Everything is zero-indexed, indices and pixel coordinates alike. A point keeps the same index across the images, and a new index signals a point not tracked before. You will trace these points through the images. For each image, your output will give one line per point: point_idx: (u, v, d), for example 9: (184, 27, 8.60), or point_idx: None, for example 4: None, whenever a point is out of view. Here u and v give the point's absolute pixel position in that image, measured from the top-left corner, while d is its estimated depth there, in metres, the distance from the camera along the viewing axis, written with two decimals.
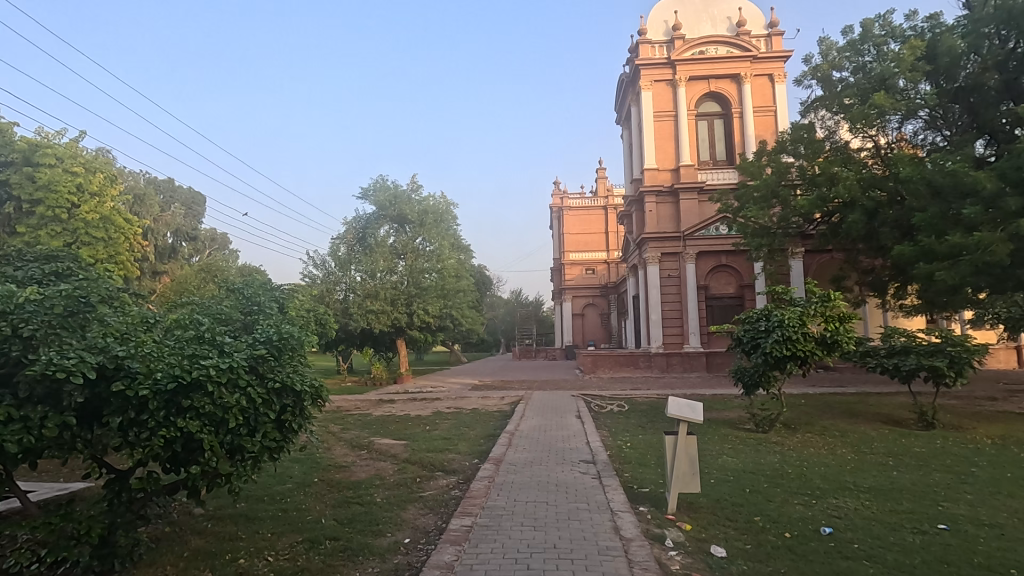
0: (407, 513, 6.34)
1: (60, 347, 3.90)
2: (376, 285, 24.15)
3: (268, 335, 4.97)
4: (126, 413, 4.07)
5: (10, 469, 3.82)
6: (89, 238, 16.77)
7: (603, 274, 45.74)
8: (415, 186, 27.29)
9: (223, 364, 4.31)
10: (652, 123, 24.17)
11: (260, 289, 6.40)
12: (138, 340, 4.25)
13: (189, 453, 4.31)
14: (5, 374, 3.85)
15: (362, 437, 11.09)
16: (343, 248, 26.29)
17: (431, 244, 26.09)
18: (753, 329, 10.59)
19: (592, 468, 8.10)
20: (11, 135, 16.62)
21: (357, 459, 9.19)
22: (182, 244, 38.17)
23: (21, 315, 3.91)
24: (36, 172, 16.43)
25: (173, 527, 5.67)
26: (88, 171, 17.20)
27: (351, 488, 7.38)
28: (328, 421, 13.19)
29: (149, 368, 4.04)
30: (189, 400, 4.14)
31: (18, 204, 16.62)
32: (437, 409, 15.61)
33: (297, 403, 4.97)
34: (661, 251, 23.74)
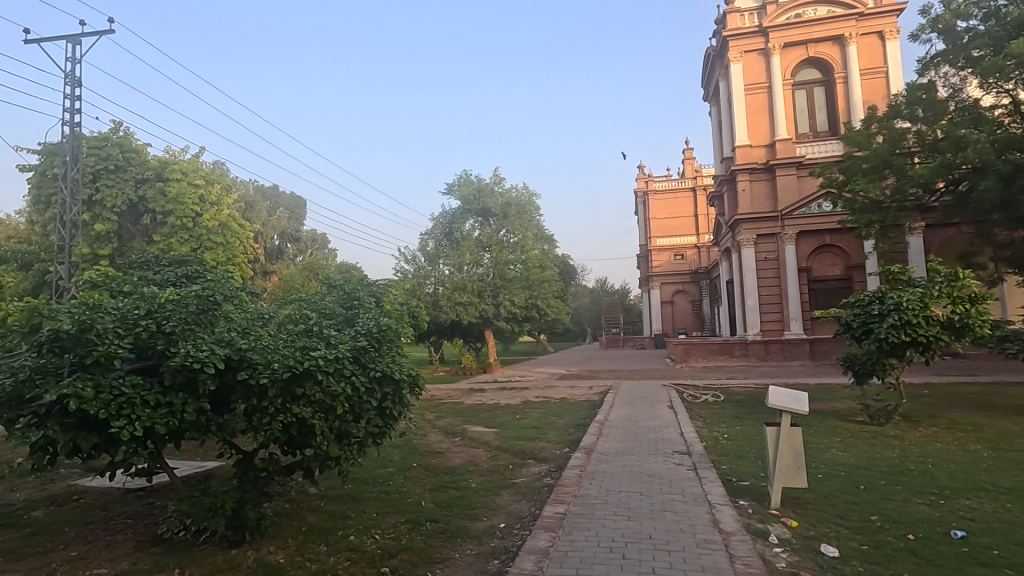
0: (501, 499, 6.51)
1: (195, 341, 4.39)
2: (463, 277, 24.85)
3: (369, 327, 5.29)
4: (250, 400, 4.52)
5: (158, 447, 4.37)
6: (212, 244, 18.77)
7: (693, 260, 44.02)
8: (497, 179, 27.60)
9: (330, 356, 4.63)
10: (743, 97, 22.80)
11: (359, 285, 6.81)
12: (257, 334, 4.69)
13: (304, 437, 4.73)
14: (152, 364, 4.40)
15: (455, 425, 11.51)
16: (431, 243, 27.25)
17: (515, 235, 26.24)
18: (865, 313, 9.69)
19: (687, 459, 7.85)
20: (146, 154, 18.55)
21: (451, 446, 9.55)
22: (288, 245, 41.38)
23: (163, 313, 4.42)
24: (165, 186, 18.26)
25: (291, 505, 6.19)
26: (207, 183, 19.11)
27: (447, 474, 7.69)
28: (423, 409, 13.79)
29: (268, 359, 4.44)
30: (302, 388, 4.52)
31: (153, 216, 18.55)
32: (526, 398, 15.81)
33: (396, 391, 5.27)
34: (756, 232, 22.39)
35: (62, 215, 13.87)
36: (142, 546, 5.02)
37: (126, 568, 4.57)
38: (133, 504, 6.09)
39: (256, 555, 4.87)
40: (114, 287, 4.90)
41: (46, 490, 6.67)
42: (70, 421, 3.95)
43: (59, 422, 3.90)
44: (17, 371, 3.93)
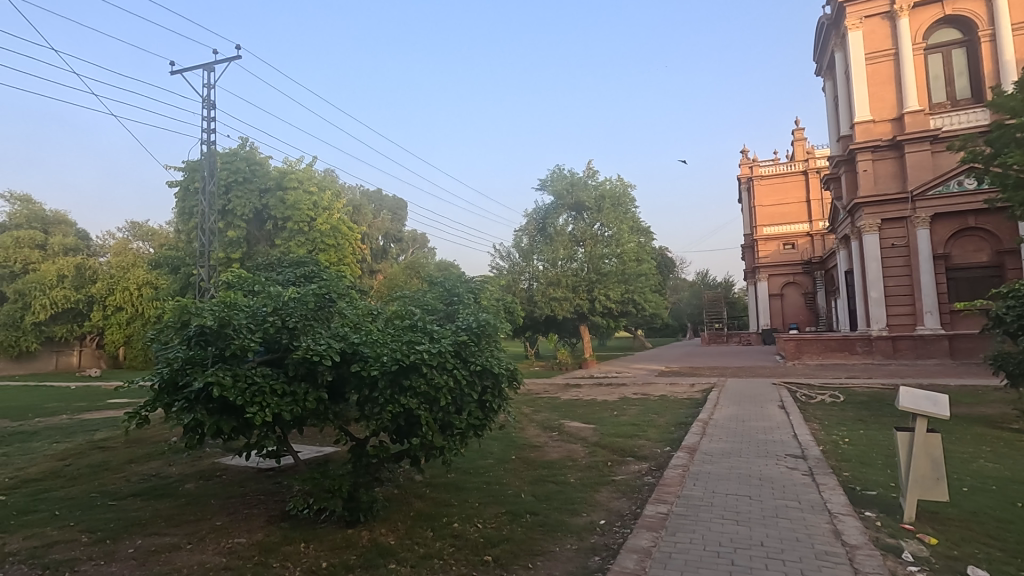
0: (601, 496, 6.45)
1: (315, 336, 4.77)
2: (557, 273, 24.87)
3: (468, 323, 5.46)
4: (362, 391, 4.83)
5: (285, 432, 4.81)
6: (325, 245, 20.42)
7: (806, 249, 40.72)
8: (591, 172, 27.24)
9: (434, 350, 4.84)
10: (864, 68, 20.66)
11: (458, 281, 7.03)
12: (367, 329, 5.01)
13: (411, 426, 4.97)
14: (279, 356, 4.84)
15: (552, 419, 11.56)
16: (525, 239, 27.54)
17: (610, 229, 25.82)
18: (1021, 306, 8.44)
19: (803, 463, 7.29)
20: (268, 166, 20.38)
21: (549, 440, 9.61)
22: (391, 245, 43.79)
23: (286, 309, 4.84)
24: (284, 195, 19.97)
25: (400, 490, 6.55)
26: (319, 190, 20.75)
27: (545, 468, 7.74)
28: (520, 403, 13.98)
29: (377, 352, 4.72)
30: (408, 380, 4.76)
31: (275, 222, 20.39)
32: (623, 394, 15.53)
33: (495, 384, 5.41)
34: (880, 217, 20.25)
35: (202, 224, 15.62)
36: (273, 520, 5.56)
37: (260, 539, 5.09)
38: (265, 482, 6.77)
39: (370, 536, 5.21)
40: (246, 287, 5.44)
41: (195, 466, 7.60)
42: (214, 406, 4.45)
43: (206, 407, 4.41)
44: (172, 362, 4.50)
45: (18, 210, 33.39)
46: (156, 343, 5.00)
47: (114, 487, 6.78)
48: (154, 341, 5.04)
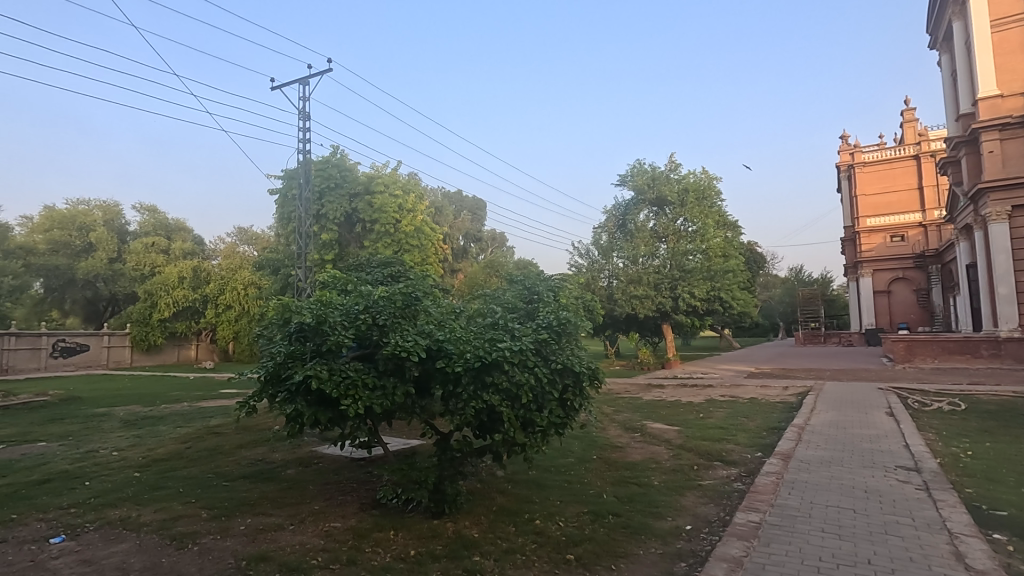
0: (687, 500, 6.23)
1: (402, 333, 4.97)
2: (638, 270, 24.28)
3: (549, 321, 5.46)
4: (446, 386, 4.98)
5: (376, 423, 5.06)
6: (410, 246, 21.32)
7: (917, 241, 37.01)
8: (673, 166, 26.35)
9: (516, 347, 4.90)
10: (989, 36, 18.46)
11: (538, 279, 7.07)
12: (451, 327, 5.15)
13: (493, 422, 5.06)
14: (370, 351, 5.09)
15: (634, 420, 11.31)
16: (605, 236, 27.13)
17: (694, 224, 24.86)
18: None
19: (917, 476, 6.64)
20: (357, 172, 21.50)
21: (631, 441, 9.41)
22: (471, 245, 44.76)
23: (376, 307, 5.08)
24: (372, 199, 20.98)
25: (483, 484, 6.67)
26: (404, 193, 21.65)
27: (628, 469, 7.59)
28: (601, 403, 13.79)
29: (461, 349, 4.85)
30: (490, 377, 4.85)
31: (363, 224, 21.48)
32: (710, 396, 14.89)
33: (576, 383, 5.39)
34: (1010, 203, 18.01)
35: (299, 228, 16.76)
36: (365, 507, 5.86)
37: (354, 524, 5.39)
38: (357, 471, 7.16)
39: (455, 528, 5.36)
40: (339, 287, 5.77)
41: (296, 453, 8.17)
42: (313, 398, 4.77)
43: (305, 398, 4.73)
44: (276, 356, 4.87)
45: (146, 219, 37.51)
46: (262, 339, 5.43)
47: (227, 469, 7.44)
48: (260, 336, 5.47)
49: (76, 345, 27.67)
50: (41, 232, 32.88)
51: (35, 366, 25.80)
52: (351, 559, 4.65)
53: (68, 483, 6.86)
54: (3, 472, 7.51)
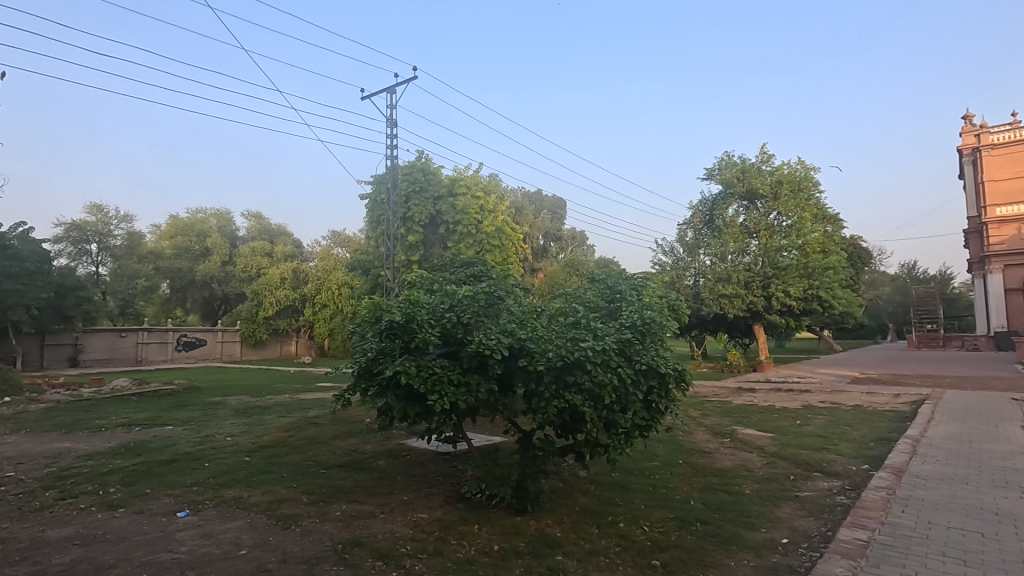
0: (782, 512, 5.85)
1: (486, 331, 5.07)
2: (727, 268, 23.15)
3: (633, 320, 5.35)
4: (529, 385, 5.02)
5: (460, 420, 5.20)
6: (490, 246, 21.78)
7: None
8: (765, 157, 24.87)
9: (599, 347, 4.84)
10: None
11: (620, 278, 6.93)
12: (533, 326, 5.18)
13: (576, 422, 5.05)
14: (454, 349, 5.23)
15: (723, 425, 10.79)
16: (690, 233, 26.11)
17: (789, 218, 23.35)
18: None
19: None
20: (440, 175, 22.18)
21: (720, 447, 8.99)
22: (551, 244, 44.78)
23: (461, 306, 5.21)
24: (455, 200, 21.57)
25: (565, 484, 6.65)
26: (484, 194, 22.11)
27: (717, 476, 7.26)
28: (687, 406, 13.29)
29: (543, 348, 4.86)
30: (572, 376, 4.83)
31: (446, 226, 22.12)
32: (807, 402, 13.90)
33: (662, 385, 5.24)
34: None
35: (388, 230, 17.53)
36: (450, 500, 6.04)
37: (440, 516, 5.57)
38: (443, 465, 7.37)
39: (537, 526, 5.38)
40: (425, 287, 5.97)
41: (386, 445, 8.57)
42: (401, 393, 4.98)
43: (395, 393, 4.95)
44: (368, 352, 5.13)
45: (253, 225, 40.86)
46: (355, 336, 5.74)
47: (324, 457, 7.95)
48: (353, 333, 5.78)
49: (195, 340, 30.71)
50: (167, 238, 36.81)
51: (162, 357, 28.93)
52: (437, 549, 4.81)
53: (190, 464, 7.64)
54: (138, 451, 8.49)
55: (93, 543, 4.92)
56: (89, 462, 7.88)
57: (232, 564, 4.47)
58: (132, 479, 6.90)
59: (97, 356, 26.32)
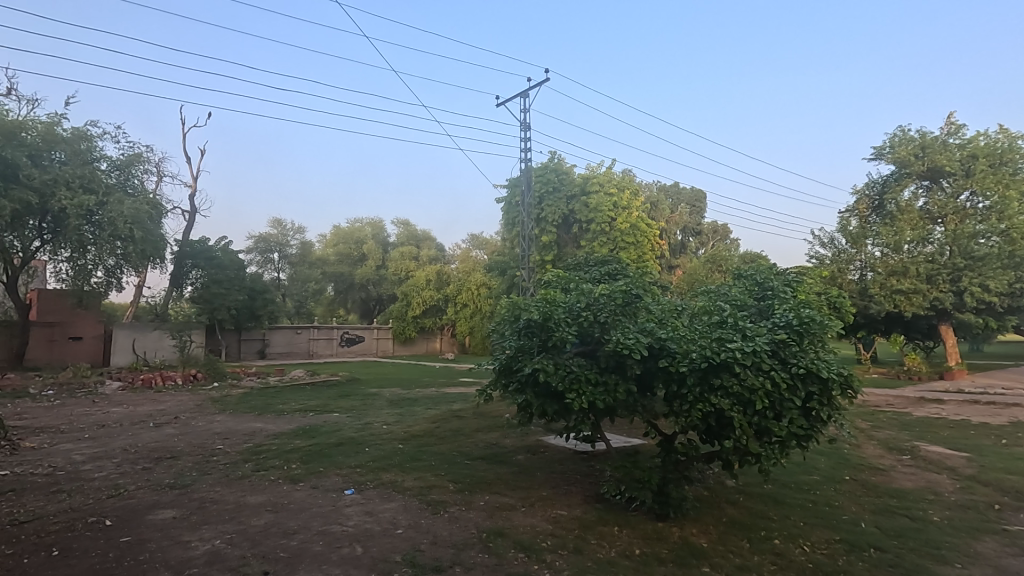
0: (984, 547, 4.95)
1: (624, 330, 4.98)
2: (903, 260, 20.11)
3: (788, 319, 4.90)
4: (670, 386, 4.83)
5: (598, 419, 5.17)
6: (625, 244, 21.34)
7: None
8: (954, 128, 21.19)
9: (748, 349, 4.50)
10: None
11: (771, 273, 6.36)
12: (674, 325, 4.98)
13: (722, 428, 4.75)
14: (591, 348, 5.21)
15: (901, 440, 9.39)
16: (855, 221, 23.14)
17: (988, 199, 19.63)
18: None
19: None
20: (573, 174, 22.19)
21: (897, 465, 7.84)
22: (690, 239, 42.57)
23: (598, 305, 5.16)
24: (588, 199, 21.50)
25: (710, 492, 6.26)
26: (619, 191, 21.72)
27: (895, 498, 6.34)
28: (854, 416, 11.78)
29: (685, 349, 4.64)
30: (719, 379, 4.56)
31: (580, 225, 22.05)
32: (1017, 418, 11.55)
33: (824, 391, 4.73)
34: None
35: (523, 232, 17.92)
36: (589, 499, 6.02)
37: (579, 515, 5.57)
38: (581, 464, 7.37)
39: (681, 534, 5.16)
40: (561, 286, 6.00)
41: (525, 440, 8.79)
42: (540, 390, 5.08)
43: (534, 389, 5.07)
44: (508, 349, 5.30)
45: (401, 231, 44.43)
46: (494, 334, 5.95)
47: (467, 449, 8.38)
48: (493, 331, 6.01)
49: (356, 336, 34.18)
50: (331, 246, 41.46)
51: (329, 351, 32.68)
52: (577, 547, 4.82)
53: (354, 448, 8.52)
54: (312, 434, 9.68)
55: (281, 510, 5.72)
56: (276, 441, 9.16)
57: (391, 541, 4.91)
58: (309, 458, 7.89)
59: (280, 350, 30.48)
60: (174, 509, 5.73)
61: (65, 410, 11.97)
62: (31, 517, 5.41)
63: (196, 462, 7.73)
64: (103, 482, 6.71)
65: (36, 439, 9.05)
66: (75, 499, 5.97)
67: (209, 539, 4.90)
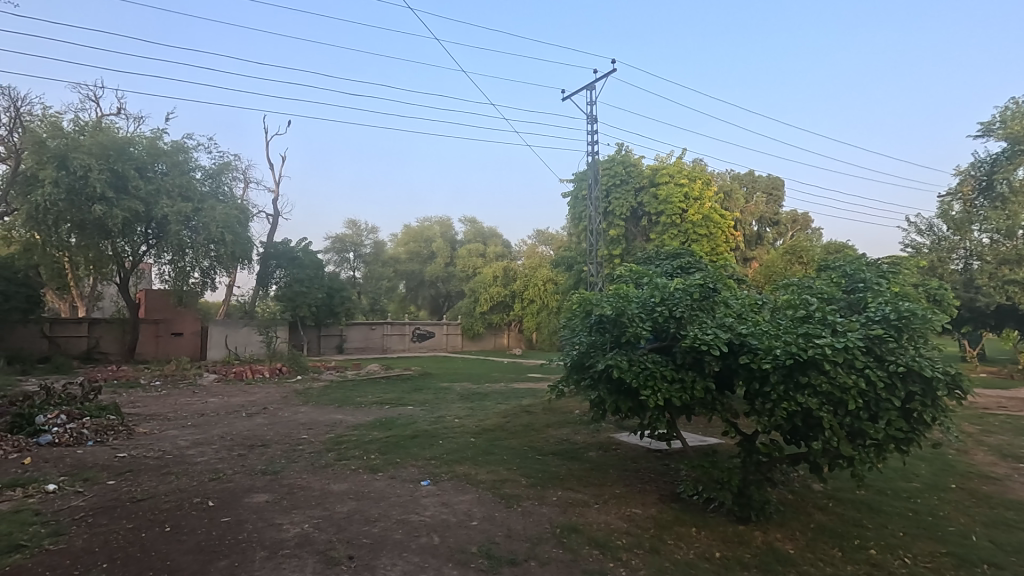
0: None
1: (701, 326, 4.80)
2: (1017, 247, 18.09)
3: (884, 313, 4.56)
4: (752, 384, 4.61)
5: (674, 417, 5.03)
6: (697, 236, 20.67)
7: None
8: None
9: (839, 345, 4.22)
10: None
11: (863, 264, 5.92)
12: (756, 320, 4.75)
13: (810, 428, 4.50)
14: (666, 344, 5.09)
15: (1018, 446, 8.47)
16: (958, 205, 21.09)
17: None
18: None
19: None
20: (641, 165, 21.67)
21: (1014, 474, 7.08)
22: (767, 229, 40.43)
23: (672, 300, 4.99)
24: (657, 190, 20.93)
25: (796, 496, 5.93)
26: (690, 181, 21.05)
27: (1013, 510, 5.74)
28: (959, 418, 10.75)
29: (768, 345, 4.42)
30: (806, 377, 4.31)
31: (649, 217, 21.51)
32: None
33: (927, 391, 4.35)
34: None
35: (591, 226, 17.68)
36: (665, 498, 5.87)
37: (655, 514, 5.45)
38: (655, 462, 7.20)
39: (765, 538, 4.92)
40: (634, 280, 5.86)
41: (596, 437, 8.70)
42: (613, 386, 5.00)
43: (606, 386, 5.00)
44: (579, 346, 5.26)
45: (469, 229, 45.16)
46: (565, 330, 5.93)
47: (539, 444, 8.41)
48: (564, 327, 5.97)
49: (427, 332, 35.12)
50: (403, 244, 42.85)
51: (402, 347, 33.81)
52: (654, 547, 4.72)
53: (428, 441, 8.76)
54: (389, 426, 10.06)
55: (363, 499, 5.98)
56: (355, 432, 9.60)
57: (467, 533, 5.01)
58: (387, 449, 8.20)
59: (356, 345, 31.87)
60: (267, 494, 6.14)
61: (171, 399, 13.11)
62: (146, 496, 5.99)
63: (284, 450, 8.25)
64: (205, 466, 7.31)
65: (147, 425, 9.98)
66: (182, 481, 6.54)
67: (299, 523, 5.22)
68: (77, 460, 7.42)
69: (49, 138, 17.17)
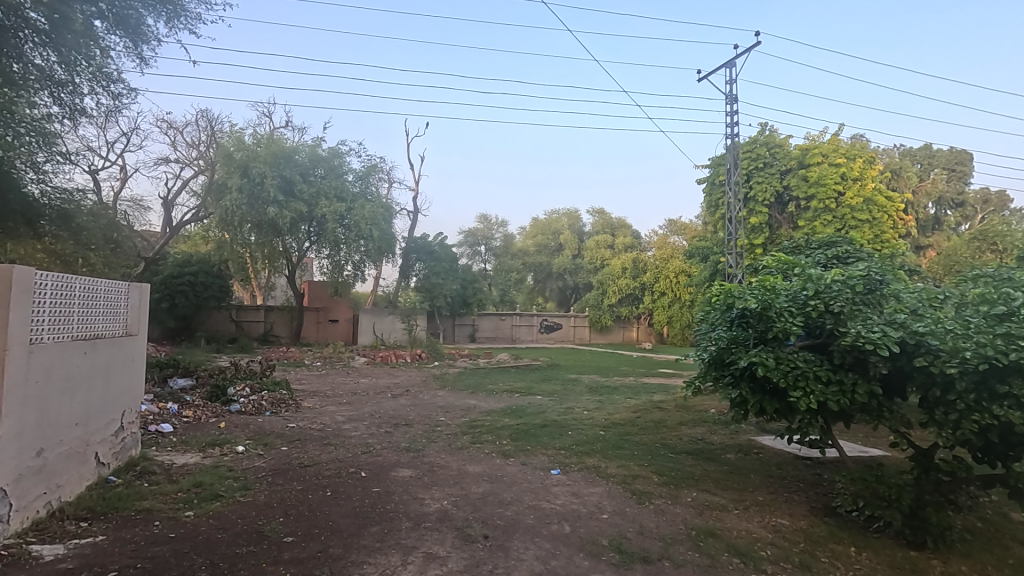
0: None
1: (865, 322, 4.25)
2: None
3: None
4: (932, 389, 4.00)
5: (830, 422, 4.55)
6: (856, 221, 18.45)
7: None
8: None
9: None
10: None
11: None
12: (936, 317, 4.11)
13: (1009, 447, 3.81)
14: (822, 342, 4.61)
15: None
16: None
17: None
18: None
19: None
20: (788, 146, 19.77)
21: None
22: (949, 212, 34.61)
23: (830, 293, 4.48)
24: (807, 172, 18.95)
25: (989, 525, 5.03)
26: (848, 159, 18.85)
27: None
28: None
29: (954, 346, 3.79)
30: (1006, 386, 3.64)
31: (797, 202, 19.57)
32: None
33: None
34: None
35: (729, 213, 16.51)
36: (817, 511, 5.33)
37: (805, 527, 4.98)
38: (804, 471, 6.58)
39: (944, 569, 4.26)
40: (779, 271, 5.38)
41: (734, 438, 8.18)
42: (757, 385, 4.66)
43: (749, 384, 4.66)
44: (719, 341, 4.95)
45: (597, 221, 44.67)
46: (701, 324, 5.62)
47: (671, 442, 8.10)
48: (700, 320, 5.66)
49: (555, 323, 35.54)
50: (531, 237, 43.71)
51: (530, 337, 34.57)
52: (804, 562, 4.32)
53: (557, 431, 8.87)
54: (519, 414, 10.34)
55: (496, 482, 6.23)
56: (488, 417, 10.02)
57: (597, 525, 4.99)
58: (518, 436, 8.45)
59: (487, 334, 33.27)
60: (411, 470, 6.65)
61: (330, 379, 14.78)
62: (312, 462, 6.82)
63: (425, 430, 8.87)
64: (358, 440, 8.13)
65: (312, 400, 11.33)
66: (339, 452, 7.34)
67: (439, 499, 5.59)
68: (259, 427, 8.66)
69: (235, 150, 20.00)
